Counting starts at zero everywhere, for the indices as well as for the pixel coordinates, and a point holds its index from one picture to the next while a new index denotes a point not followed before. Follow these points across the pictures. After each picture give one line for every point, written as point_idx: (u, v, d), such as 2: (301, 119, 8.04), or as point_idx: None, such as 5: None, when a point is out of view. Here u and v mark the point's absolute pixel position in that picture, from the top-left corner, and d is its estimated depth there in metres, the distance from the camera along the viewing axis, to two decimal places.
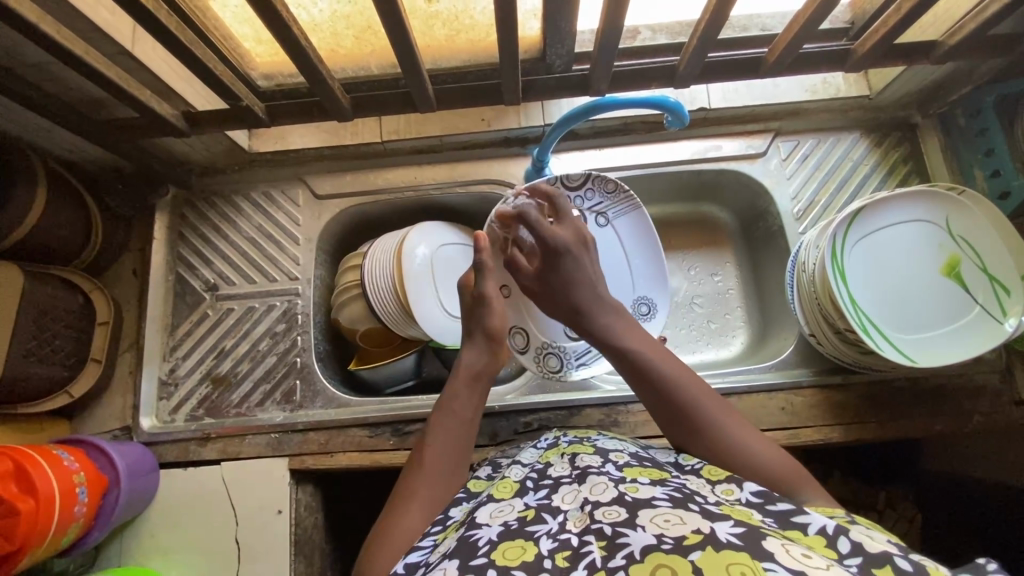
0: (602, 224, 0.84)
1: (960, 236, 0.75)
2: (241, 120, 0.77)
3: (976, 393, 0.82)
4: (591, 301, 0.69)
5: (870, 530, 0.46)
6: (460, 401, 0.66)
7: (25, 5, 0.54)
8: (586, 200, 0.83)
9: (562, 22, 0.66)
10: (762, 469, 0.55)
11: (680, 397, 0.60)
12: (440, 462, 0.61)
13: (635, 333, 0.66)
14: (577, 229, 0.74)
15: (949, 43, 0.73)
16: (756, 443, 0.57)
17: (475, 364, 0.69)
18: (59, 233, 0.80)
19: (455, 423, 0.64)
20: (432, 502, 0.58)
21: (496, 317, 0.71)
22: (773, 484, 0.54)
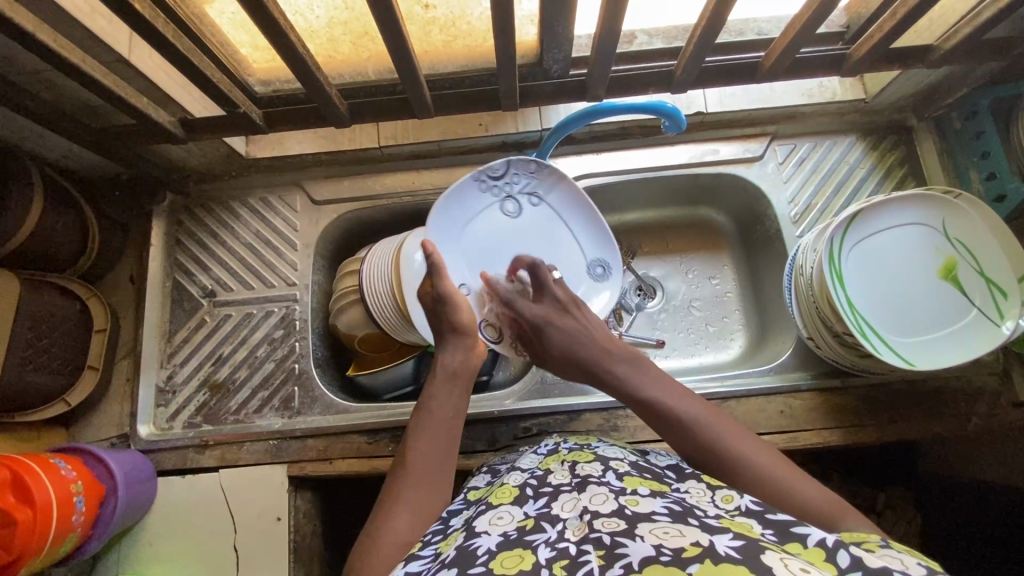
0: (536, 203, 0.80)
1: (957, 240, 0.75)
2: (238, 126, 0.77)
3: (975, 395, 0.82)
4: (590, 355, 0.69)
5: (900, 555, 0.44)
6: (440, 400, 0.66)
7: (20, 14, 0.53)
8: (514, 183, 0.79)
9: (558, 27, 0.66)
10: (800, 502, 0.53)
11: (696, 432, 0.59)
12: (426, 463, 0.61)
13: (648, 374, 0.66)
14: (558, 298, 0.74)
15: (944, 47, 0.73)
16: (785, 474, 0.55)
17: (454, 362, 0.69)
18: (55, 240, 0.80)
19: (437, 422, 0.64)
20: (419, 503, 0.58)
21: (463, 310, 0.71)
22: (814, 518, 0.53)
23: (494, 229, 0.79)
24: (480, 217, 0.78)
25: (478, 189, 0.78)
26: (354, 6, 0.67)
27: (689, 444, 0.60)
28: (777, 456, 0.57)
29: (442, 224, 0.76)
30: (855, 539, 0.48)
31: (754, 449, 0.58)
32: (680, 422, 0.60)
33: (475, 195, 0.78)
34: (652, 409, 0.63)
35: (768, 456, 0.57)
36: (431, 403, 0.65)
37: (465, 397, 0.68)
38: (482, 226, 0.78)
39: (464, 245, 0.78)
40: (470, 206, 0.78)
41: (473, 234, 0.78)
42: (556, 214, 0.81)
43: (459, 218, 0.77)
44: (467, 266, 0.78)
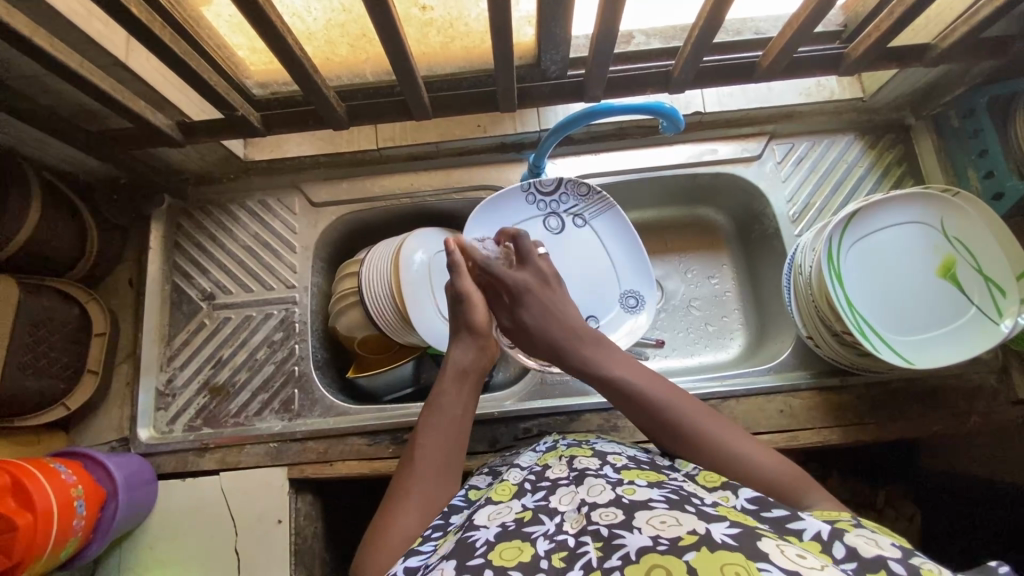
0: (579, 226, 0.88)
1: (955, 238, 0.75)
2: (236, 129, 0.77)
3: (974, 394, 0.82)
4: (566, 334, 0.68)
5: (872, 533, 0.45)
6: (447, 397, 0.65)
7: (16, 18, 0.53)
8: (561, 204, 0.87)
9: (557, 28, 0.66)
10: (763, 478, 0.55)
11: (671, 418, 0.60)
12: (433, 462, 0.60)
13: (612, 357, 0.66)
14: (540, 271, 0.73)
15: (942, 46, 0.73)
16: (750, 449, 0.57)
17: (466, 362, 0.68)
18: (54, 244, 0.80)
19: (445, 420, 0.63)
20: (425, 502, 0.58)
21: (478, 310, 0.71)
22: (776, 491, 0.55)
23: (534, 240, 0.87)
24: (521, 228, 0.86)
25: (526, 201, 0.86)
26: (351, 9, 0.67)
27: (660, 427, 0.60)
28: (741, 433, 0.59)
29: (484, 223, 0.85)
30: (828, 517, 0.49)
31: (724, 432, 0.59)
32: (653, 407, 0.61)
33: (522, 206, 0.86)
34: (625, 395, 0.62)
35: (732, 433, 0.59)
36: (440, 401, 0.65)
37: (475, 394, 0.67)
38: (522, 234, 0.86)
39: None
40: (519, 216, 0.86)
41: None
42: (598, 241, 0.88)
43: (499, 223, 0.86)
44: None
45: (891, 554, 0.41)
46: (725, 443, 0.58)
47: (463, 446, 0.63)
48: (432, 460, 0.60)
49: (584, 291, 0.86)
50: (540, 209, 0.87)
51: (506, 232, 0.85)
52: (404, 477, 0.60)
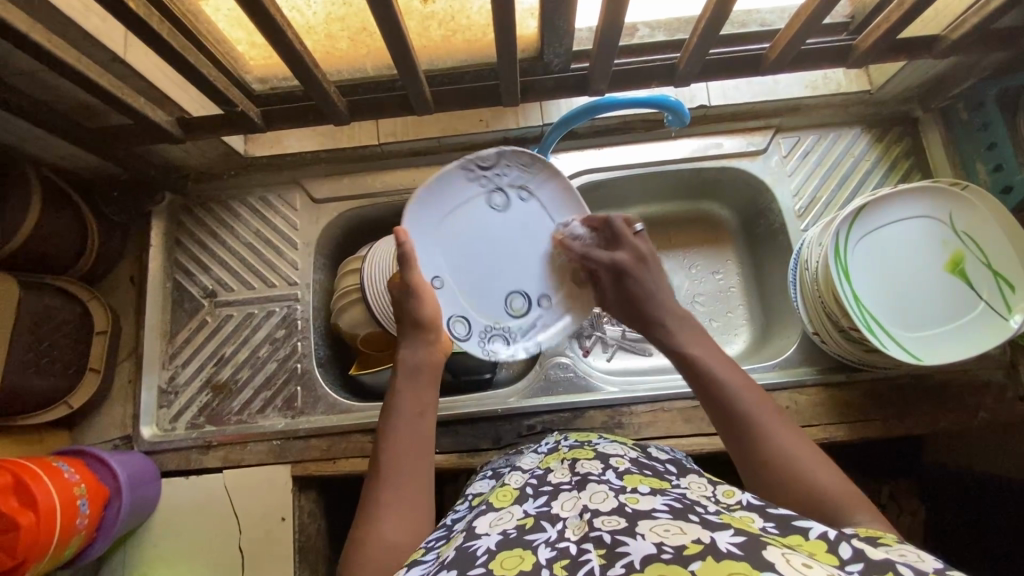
0: (524, 200, 0.72)
1: (964, 233, 0.75)
2: (235, 125, 0.76)
3: (982, 389, 0.82)
4: (660, 313, 0.70)
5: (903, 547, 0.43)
6: (406, 397, 0.65)
7: (12, 14, 0.52)
8: (505, 176, 0.71)
9: (560, 20, 0.65)
10: (808, 483, 0.52)
11: (751, 419, 0.57)
12: (397, 463, 0.60)
13: (703, 342, 0.66)
14: (637, 248, 0.73)
15: (951, 37, 0.72)
16: (811, 461, 0.54)
17: (416, 359, 0.68)
18: (54, 241, 0.79)
19: (406, 419, 0.63)
20: (397, 504, 0.57)
21: (429, 305, 0.68)
22: (818, 498, 0.52)
23: (476, 226, 0.71)
24: (460, 212, 0.70)
25: (465, 179, 0.69)
26: (352, 2, 0.66)
27: (734, 429, 0.58)
28: (810, 444, 0.56)
29: (421, 212, 0.69)
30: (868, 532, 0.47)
31: (805, 451, 0.55)
32: (731, 404, 0.59)
33: (461, 184, 0.70)
34: (707, 386, 0.61)
35: (800, 443, 0.56)
36: (399, 400, 0.65)
37: (433, 390, 0.67)
38: (461, 220, 0.70)
39: (444, 241, 0.70)
40: (456, 198, 0.70)
41: (450, 228, 0.70)
42: (550, 213, 0.73)
43: (434, 210, 0.69)
44: (442, 258, 0.71)
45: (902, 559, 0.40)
46: (803, 459, 0.54)
47: (431, 444, 0.63)
48: (402, 461, 0.60)
49: (528, 266, 0.73)
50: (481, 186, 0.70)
51: (447, 214, 0.70)
52: (375, 482, 0.59)
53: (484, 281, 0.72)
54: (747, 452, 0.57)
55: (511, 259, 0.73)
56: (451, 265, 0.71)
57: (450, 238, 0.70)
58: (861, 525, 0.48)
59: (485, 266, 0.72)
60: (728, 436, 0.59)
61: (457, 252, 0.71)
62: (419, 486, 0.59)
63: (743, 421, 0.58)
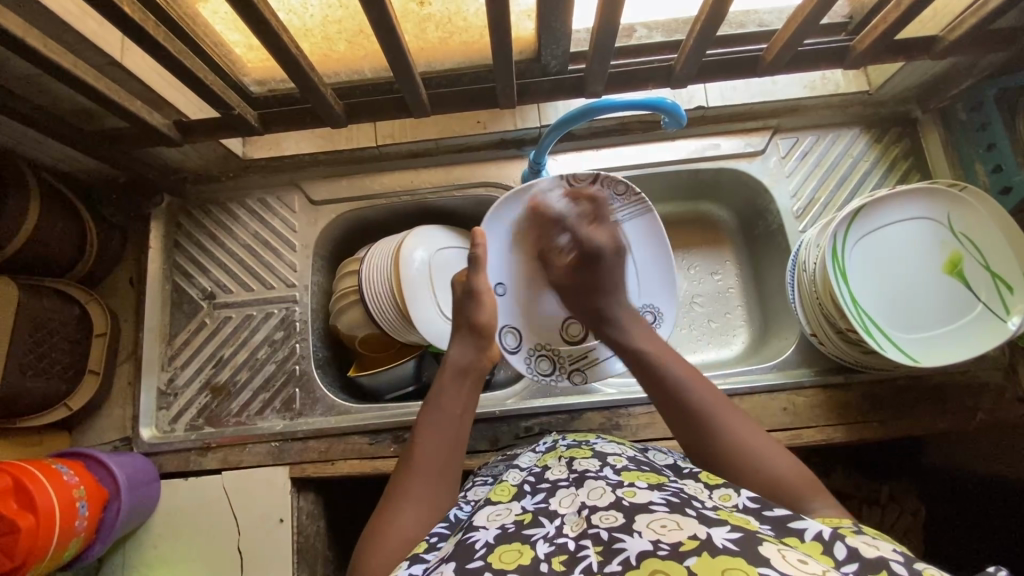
0: (611, 229, 0.77)
1: (961, 234, 0.74)
2: (233, 128, 0.76)
3: (980, 391, 0.81)
4: (612, 308, 0.73)
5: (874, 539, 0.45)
6: (447, 396, 0.65)
7: (8, 19, 0.53)
8: (597, 205, 0.76)
9: (556, 22, 0.65)
10: (762, 471, 0.55)
11: (699, 410, 0.59)
12: (433, 462, 0.60)
13: (649, 337, 0.69)
14: (615, 235, 0.76)
15: (950, 38, 0.72)
16: (761, 448, 0.56)
17: (462, 361, 0.68)
18: (53, 243, 0.79)
19: (446, 419, 0.63)
20: (426, 503, 0.57)
21: (486, 311, 0.71)
22: (772, 486, 0.54)
23: (554, 245, 0.77)
24: (539, 230, 0.77)
25: (558, 200, 0.75)
26: (348, 4, 0.66)
27: (685, 421, 0.59)
28: (761, 433, 0.58)
29: (506, 221, 0.76)
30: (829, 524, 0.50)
31: (751, 436, 0.57)
32: (680, 396, 0.60)
33: (553, 204, 0.76)
34: (657, 379, 0.63)
35: (751, 432, 0.58)
36: (440, 400, 0.65)
37: (474, 395, 0.67)
38: (539, 237, 0.77)
39: (510, 250, 0.77)
40: (545, 214, 0.76)
41: (525, 242, 0.77)
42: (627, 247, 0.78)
43: (516, 224, 0.76)
44: (509, 267, 0.77)
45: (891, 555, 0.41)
46: (751, 446, 0.56)
47: (464, 446, 0.63)
48: (436, 460, 0.60)
49: None
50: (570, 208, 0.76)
51: (515, 228, 0.76)
52: (405, 477, 0.59)
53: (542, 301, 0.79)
54: (697, 444, 0.59)
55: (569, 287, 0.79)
56: (515, 277, 0.78)
57: (521, 246, 0.77)
58: (819, 514, 0.52)
59: (546, 284, 0.79)
60: (677, 427, 0.60)
61: (525, 262, 0.78)
62: (446, 486, 0.59)
63: (692, 414, 0.59)
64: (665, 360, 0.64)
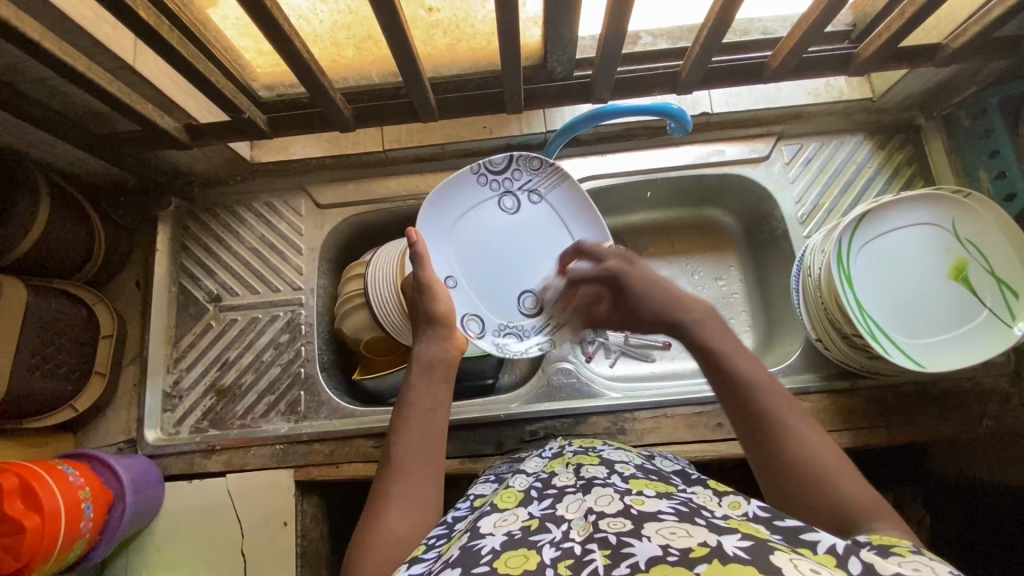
0: (535, 203, 0.80)
1: (966, 240, 0.75)
2: (243, 132, 0.77)
3: (986, 397, 0.81)
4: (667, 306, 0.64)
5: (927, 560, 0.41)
6: (419, 388, 0.64)
7: (26, 22, 0.53)
8: (515, 180, 0.79)
9: (564, 29, 0.66)
10: (834, 497, 0.49)
11: (776, 434, 0.53)
12: (411, 458, 0.59)
13: (722, 332, 0.61)
14: (618, 251, 0.72)
15: (953, 45, 0.72)
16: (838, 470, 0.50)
17: (429, 352, 0.67)
18: (61, 245, 0.80)
19: (416, 414, 0.62)
20: (411, 500, 0.57)
21: (440, 301, 0.70)
22: (844, 512, 0.48)
23: (485, 225, 0.78)
24: (473, 215, 0.78)
25: (477, 183, 0.77)
26: (358, 10, 0.67)
27: (757, 438, 0.54)
28: (838, 452, 0.52)
29: (434, 218, 0.76)
30: (883, 540, 0.44)
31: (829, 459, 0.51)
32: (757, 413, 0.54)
33: (474, 189, 0.78)
34: (733, 386, 0.56)
35: (827, 450, 0.52)
36: (412, 394, 0.64)
37: (445, 385, 0.66)
38: (475, 221, 0.78)
39: (455, 240, 0.77)
40: (468, 201, 0.78)
41: (465, 230, 0.78)
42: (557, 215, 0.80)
43: (449, 215, 0.77)
44: (455, 258, 0.77)
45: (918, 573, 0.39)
46: (831, 474, 0.50)
47: (441, 435, 0.62)
48: (411, 455, 0.59)
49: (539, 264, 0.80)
50: (493, 189, 0.78)
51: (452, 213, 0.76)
52: (385, 477, 0.59)
53: (495, 280, 0.78)
54: (769, 465, 0.52)
55: (519, 259, 0.79)
56: (462, 265, 0.77)
57: (462, 237, 0.77)
58: (876, 533, 0.46)
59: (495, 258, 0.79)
60: (752, 446, 0.54)
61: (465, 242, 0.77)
62: (429, 479, 0.59)
63: (769, 434, 0.53)
64: (736, 360, 0.57)
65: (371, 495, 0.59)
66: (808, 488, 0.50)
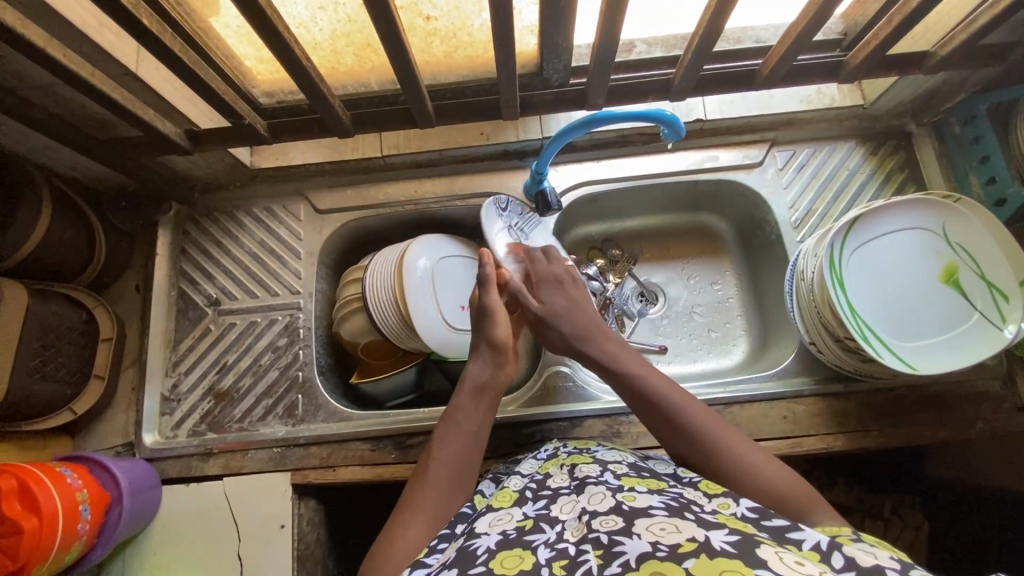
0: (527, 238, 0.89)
1: (957, 244, 0.75)
2: (243, 138, 0.78)
3: (980, 400, 0.82)
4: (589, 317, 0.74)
5: (871, 549, 0.45)
6: (467, 412, 0.66)
7: (31, 29, 0.54)
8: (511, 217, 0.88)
9: (558, 37, 0.67)
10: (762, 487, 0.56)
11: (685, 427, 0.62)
12: (445, 474, 0.61)
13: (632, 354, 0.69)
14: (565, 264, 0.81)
15: (941, 53, 0.74)
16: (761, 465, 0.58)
17: (481, 377, 0.69)
18: (62, 249, 0.81)
19: (460, 437, 0.64)
20: (435, 515, 0.58)
21: (501, 327, 0.71)
22: (773, 501, 0.56)
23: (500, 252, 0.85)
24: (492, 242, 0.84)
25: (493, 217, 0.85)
26: (356, 18, 0.68)
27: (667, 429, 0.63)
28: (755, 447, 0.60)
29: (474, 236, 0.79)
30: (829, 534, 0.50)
31: (732, 440, 0.60)
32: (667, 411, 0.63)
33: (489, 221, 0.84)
34: (647, 396, 0.65)
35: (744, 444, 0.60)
36: (456, 416, 0.65)
37: (490, 414, 0.67)
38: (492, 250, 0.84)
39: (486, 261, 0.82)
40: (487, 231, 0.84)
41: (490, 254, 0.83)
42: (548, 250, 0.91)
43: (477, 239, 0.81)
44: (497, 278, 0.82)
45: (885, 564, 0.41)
46: (749, 465, 0.58)
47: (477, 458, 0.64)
48: (448, 472, 0.61)
49: None
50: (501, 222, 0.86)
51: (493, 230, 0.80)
52: (416, 486, 0.60)
53: None
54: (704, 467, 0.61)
55: None
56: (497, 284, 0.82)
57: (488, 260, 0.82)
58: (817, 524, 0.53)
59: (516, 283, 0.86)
60: (683, 452, 0.62)
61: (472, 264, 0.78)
62: (455, 493, 0.60)
63: (679, 425, 0.62)
64: (653, 382, 0.65)
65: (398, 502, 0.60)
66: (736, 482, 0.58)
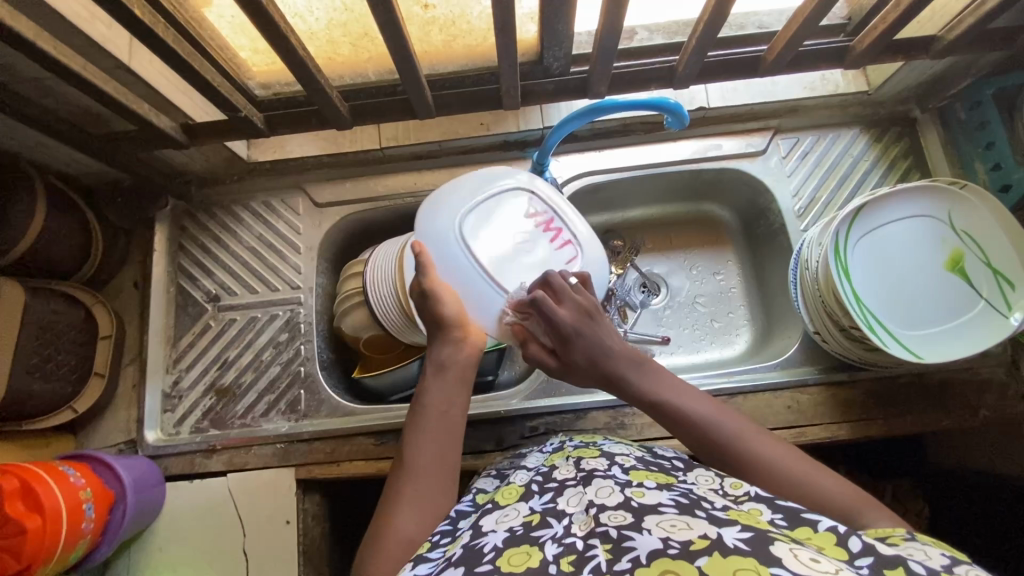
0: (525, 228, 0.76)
1: (962, 230, 0.75)
2: (239, 131, 0.77)
3: (984, 388, 0.82)
4: (616, 364, 0.67)
5: (922, 546, 0.44)
6: (436, 396, 0.65)
7: (20, 22, 0.53)
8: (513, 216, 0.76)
9: (560, 24, 0.66)
10: (831, 500, 0.53)
11: (734, 452, 0.58)
12: (422, 462, 0.61)
13: (661, 381, 0.65)
14: (577, 303, 0.69)
15: (947, 38, 0.73)
16: (828, 480, 0.54)
17: (444, 356, 0.68)
18: (59, 245, 0.80)
19: (432, 418, 0.64)
20: (422, 506, 0.58)
21: (447, 305, 0.68)
22: (845, 512, 0.52)
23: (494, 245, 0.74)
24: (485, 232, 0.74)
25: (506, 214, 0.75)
26: (353, 7, 0.67)
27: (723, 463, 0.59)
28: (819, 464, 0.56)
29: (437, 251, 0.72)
30: (881, 532, 0.48)
31: (781, 455, 0.57)
32: (711, 437, 0.59)
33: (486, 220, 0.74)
34: (680, 422, 0.62)
35: (809, 465, 0.56)
36: (426, 398, 0.65)
37: (462, 391, 0.67)
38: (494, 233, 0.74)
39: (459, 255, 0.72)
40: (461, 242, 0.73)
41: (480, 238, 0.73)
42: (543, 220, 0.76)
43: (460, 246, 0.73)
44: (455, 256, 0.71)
45: (916, 557, 0.41)
46: (817, 481, 0.54)
47: (457, 440, 0.64)
48: (423, 458, 0.61)
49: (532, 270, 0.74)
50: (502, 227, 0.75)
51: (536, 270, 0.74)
52: (398, 479, 0.60)
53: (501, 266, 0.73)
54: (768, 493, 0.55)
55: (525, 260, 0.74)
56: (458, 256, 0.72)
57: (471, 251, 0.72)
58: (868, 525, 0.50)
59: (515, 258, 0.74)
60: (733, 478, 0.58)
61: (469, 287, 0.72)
62: (439, 474, 0.60)
63: (735, 459, 0.58)
64: (688, 404, 0.62)
65: (383, 497, 0.60)
66: (805, 498, 0.53)
